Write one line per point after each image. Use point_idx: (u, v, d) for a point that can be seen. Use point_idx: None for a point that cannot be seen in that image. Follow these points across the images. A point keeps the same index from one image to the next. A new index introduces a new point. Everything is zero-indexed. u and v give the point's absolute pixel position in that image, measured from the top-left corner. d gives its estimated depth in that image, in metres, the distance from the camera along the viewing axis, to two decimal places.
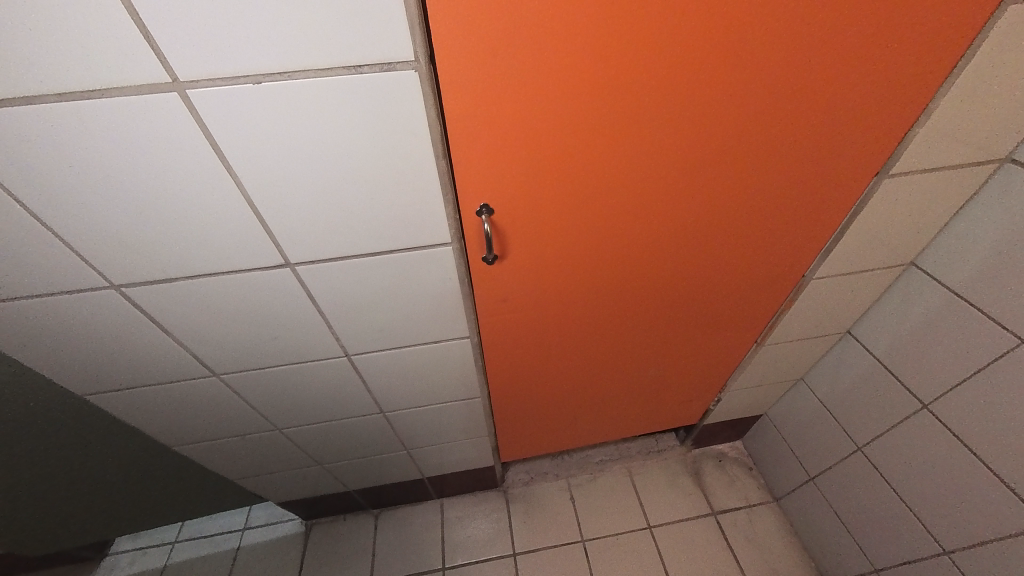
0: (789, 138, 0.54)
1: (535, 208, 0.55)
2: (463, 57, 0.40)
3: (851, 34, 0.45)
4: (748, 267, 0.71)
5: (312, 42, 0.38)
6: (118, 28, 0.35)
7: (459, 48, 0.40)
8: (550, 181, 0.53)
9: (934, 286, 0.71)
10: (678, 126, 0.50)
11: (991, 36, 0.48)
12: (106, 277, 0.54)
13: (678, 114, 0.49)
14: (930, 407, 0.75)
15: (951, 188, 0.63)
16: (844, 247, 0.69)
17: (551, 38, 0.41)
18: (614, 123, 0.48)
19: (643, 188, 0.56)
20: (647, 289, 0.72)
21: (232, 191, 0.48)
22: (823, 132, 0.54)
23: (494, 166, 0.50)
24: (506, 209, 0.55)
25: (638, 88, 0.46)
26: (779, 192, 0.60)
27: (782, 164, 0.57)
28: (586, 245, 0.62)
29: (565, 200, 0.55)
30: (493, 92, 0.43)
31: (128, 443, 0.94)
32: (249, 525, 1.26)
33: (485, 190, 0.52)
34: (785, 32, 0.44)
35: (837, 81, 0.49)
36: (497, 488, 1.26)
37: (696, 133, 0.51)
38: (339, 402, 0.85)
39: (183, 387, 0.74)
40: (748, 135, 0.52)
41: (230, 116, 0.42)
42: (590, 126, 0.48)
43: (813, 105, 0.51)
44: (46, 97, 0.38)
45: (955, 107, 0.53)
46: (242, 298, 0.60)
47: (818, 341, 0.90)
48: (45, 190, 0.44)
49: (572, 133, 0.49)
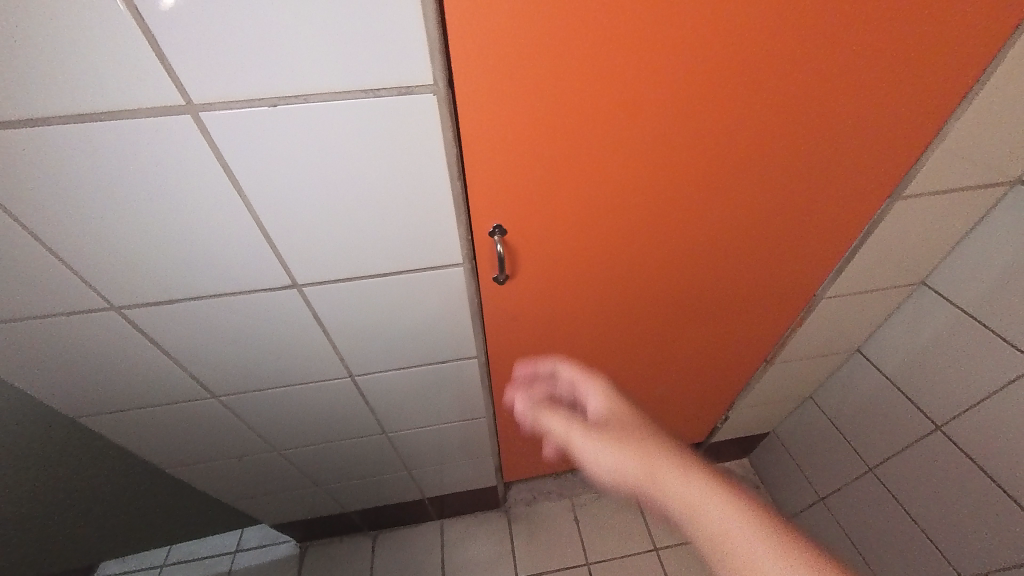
0: (798, 153, 0.53)
1: (550, 226, 0.55)
2: (483, 82, 0.41)
3: (864, 59, 0.46)
4: (760, 286, 0.71)
5: (332, 67, 0.38)
6: (132, 48, 0.35)
7: (480, 73, 0.40)
8: (565, 200, 0.52)
9: (945, 306, 0.72)
10: (684, 142, 0.50)
11: (1005, 62, 0.49)
12: (106, 298, 0.53)
13: (683, 130, 0.49)
14: (942, 429, 0.74)
15: (962, 209, 0.63)
16: (857, 266, 0.69)
17: (570, 64, 0.41)
18: (623, 140, 0.48)
19: (657, 205, 0.56)
20: (658, 306, 0.71)
21: (242, 213, 0.47)
22: (833, 148, 0.54)
23: (510, 186, 0.49)
24: (519, 229, 0.54)
25: (648, 106, 0.46)
26: (793, 210, 0.60)
27: (793, 179, 0.56)
28: (597, 261, 0.61)
29: (577, 218, 0.55)
30: (511, 116, 0.43)
31: (119, 466, 0.90)
32: (242, 547, 1.23)
33: (500, 212, 0.52)
34: (801, 56, 0.45)
35: (851, 104, 0.50)
36: (499, 508, 1.23)
37: (713, 151, 0.51)
38: (341, 423, 0.83)
39: (180, 409, 0.73)
40: (755, 150, 0.52)
41: (245, 138, 0.41)
42: (602, 143, 0.48)
43: (822, 120, 0.51)
44: (54, 120, 0.37)
45: (970, 130, 0.54)
46: (247, 320, 0.59)
47: (828, 359, 0.89)
48: (46, 213, 0.43)
49: (582, 152, 0.48)
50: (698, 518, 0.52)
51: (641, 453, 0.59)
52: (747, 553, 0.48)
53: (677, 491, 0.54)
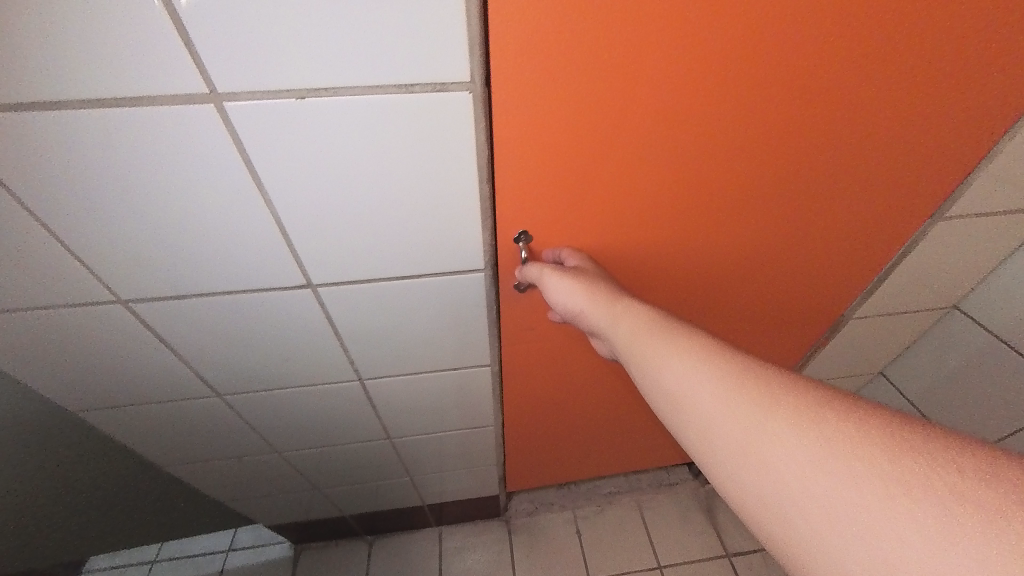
0: (841, 156, 0.50)
1: (577, 232, 0.52)
2: (521, 86, 0.39)
3: (922, 70, 0.43)
4: (790, 298, 0.68)
5: (366, 60, 0.36)
6: (159, 34, 0.33)
7: (519, 76, 0.38)
8: (595, 203, 0.50)
9: (979, 332, 0.71)
10: (721, 141, 0.46)
11: None
12: (112, 291, 0.51)
13: (722, 130, 0.45)
14: None
15: (996, 232, 0.62)
16: (889, 286, 0.67)
17: (613, 69, 0.39)
18: (657, 141, 0.45)
19: (690, 207, 0.52)
20: (681, 311, 0.67)
21: (260, 209, 0.45)
22: (878, 156, 0.51)
23: (539, 191, 0.47)
24: (546, 236, 0.52)
25: (688, 108, 0.43)
26: (831, 220, 0.57)
27: (833, 184, 0.53)
28: (621, 267, 0.58)
29: (604, 222, 0.52)
30: (548, 120, 0.42)
31: (114, 463, 0.88)
32: (235, 547, 1.20)
33: (527, 218, 0.50)
34: (857, 62, 0.42)
35: (902, 113, 0.47)
36: (499, 518, 1.20)
37: (755, 150, 0.48)
38: (346, 426, 0.80)
39: (182, 407, 0.71)
40: (795, 151, 0.49)
41: (269, 132, 0.39)
42: (635, 143, 0.45)
43: (869, 123, 0.47)
44: (70, 104, 0.36)
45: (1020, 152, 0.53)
46: (256, 319, 0.57)
47: (850, 381, 0.87)
48: (55, 201, 0.42)
49: (615, 154, 0.45)
50: (639, 348, 0.44)
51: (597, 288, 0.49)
52: (687, 383, 0.39)
53: (622, 331, 0.46)
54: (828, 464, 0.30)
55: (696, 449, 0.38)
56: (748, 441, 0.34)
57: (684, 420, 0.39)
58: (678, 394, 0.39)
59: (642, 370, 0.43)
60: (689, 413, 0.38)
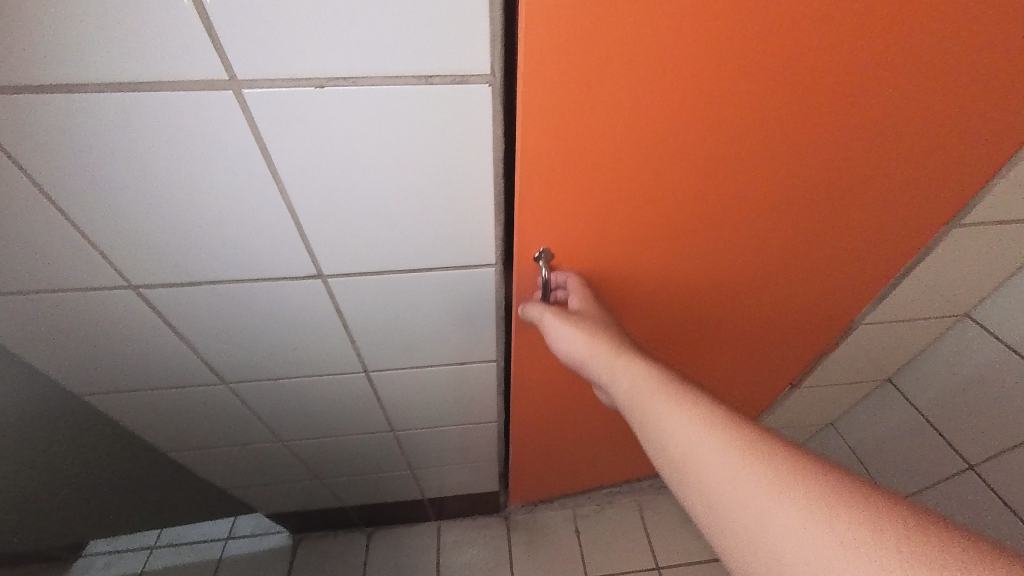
0: (877, 171, 0.47)
1: (596, 256, 0.51)
2: (548, 102, 0.36)
3: (965, 88, 0.41)
4: (807, 312, 0.67)
5: (386, 51, 0.36)
6: (180, 18, 0.33)
7: (547, 91, 0.35)
8: (614, 231, 0.48)
9: (990, 341, 0.71)
10: (754, 159, 0.43)
11: None
12: (122, 275, 0.51)
13: (756, 148, 0.42)
14: (976, 468, 0.76)
15: (1012, 240, 0.61)
16: (901, 293, 0.67)
17: (645, 91, 0.36)
18: (687, 160, 0.42)
19: (713, 225, 0.50)
20: (700, 323, 0.65)
21: (274, 197, 0.45)
22: (915, 169, 0.48)
23: (560, 214, 0.45)
24: (567, 254, 0.50)
25: (722, 126, 0.40)
26: (857, 236, 0.55)
27: (866, 198, 0.50)
28: (641, 281, 0.56)
29: (621, 250, 0.51)
30: (577, 134, 0.39)
31: (118, 447, 0.89)
32: (234, 534, 1.21)
33: (548, 236, 0.48)
34: (895, 86, 0.39)
35: (945, 127, 0.44)
36: (498, 514, 1.21)
37: (787, 168, 0.45)
38: (350, 418, 0.81)
39: (188, 394, 0.71)
40: (831, 167, 0.46)
41: (287, 120, 0.39)
42: (665, 162, 0.42)
43: (911, 137, 0.44)
44: (90, 87, 0.36)
45: None
46: (266, 307, 0.57)
47: (857, 386, 0.88)
48: (72, 185, 0.42)
49: (642, 174, 0.43)
50: (637, 404, 0.43)
51: (597, 338, 0.49)
52: (681, 439, 0.39)
53: (621, 386, 0.46)
54: (837, 550, 0.30)
55: (692, 511, 0.38)
56: (752, 517, 0.33)
57: (689, 492, 0.37)
58: (682, 463, 0.38)
59: (641, 425, 0.43)
60: (686, 473, 0.38)
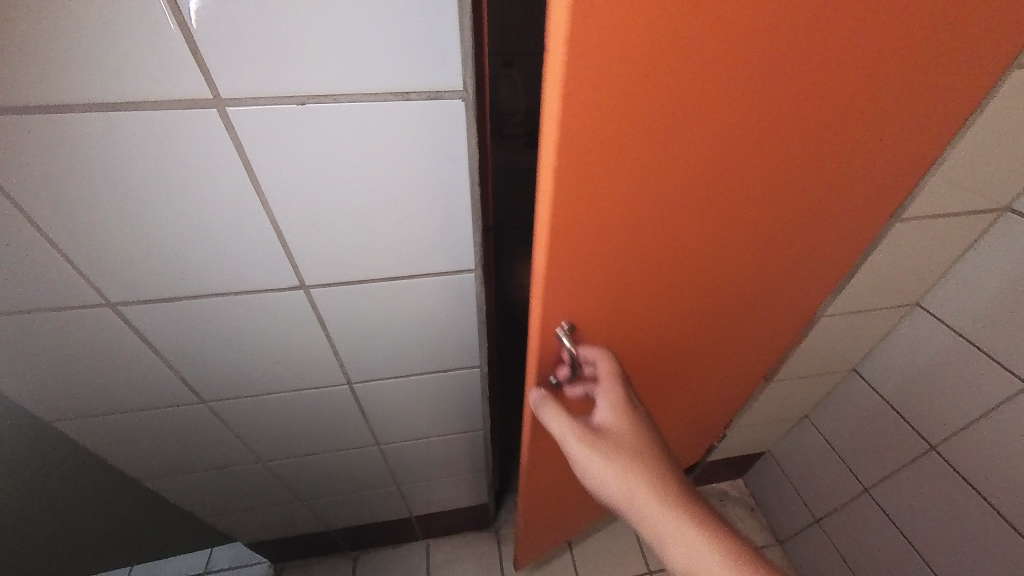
0: (859, 188, 0.51)
1: (613, 303, 0.50)
2: (573, 166, 0.35)
3: (926, 112, 0.45)
4: (796, 316, 0.71)
5: (364, 70, 0.38)
6: (166, 41, 0.35)
7: (572, 153, 0.34)
8: (630, 276, 0.48)
9: (940, 327, 0.76)
10: (760, 193, 0.44)
11: (1000, 96, 0.52)
12: (101, 293, 0.51)
13: (761, 183, 0.43)
14: (937, 449, 0.79)
15: (950, 233, 0.67)
16: (856, 285, 0.72)
17: (666, 142, 0.36)
18: (701, 202, 0.42)
19: (722, 256, 0.51)
20: (706, 344, 0.66)
21: (257, 211, 0.46)
22: (889, 179, 0.52)
23: (583, 273, 0.45)
24: (586, 307, 0.49)
25: (733, 167, 0.40)
26: (841, 245, 0.59)
27: (850, 210, 0.54)
28: (654, 319, 0.56)
29: (637, 296, 0.50)
30: (601, 192, 0.38)
31: (86, 478, 0.85)
32: (212, 568, 1.16)
33: (570, 294, 0.46)
34: (879, 111, 0.42)
35: (914, 141, 0.48)
36: (489, 528, 1.20)
37: (788, 197, 0.47)
38: (334, 433, 0.80)
39: (167, 415, 0.70)
40: (824, 190, 0.48)
41: (268, 133, 0.41)
42: (682, 206, 0.42)
43: (888, 153, 0.48)
44: (76, 107, 0.37)
45: (965, 158, 0.57)
46: (248, 321, 0.58)
47: (825, 377, 0.92)
48: (53, 204, 0.42)
49: (662, 219, 0.43)
50: None
51: (638, 480, 0.49)
52: None
53: (678, 560, 0.46)
54: None
55: None
56: None
57: None
58: None
59: None
60: None
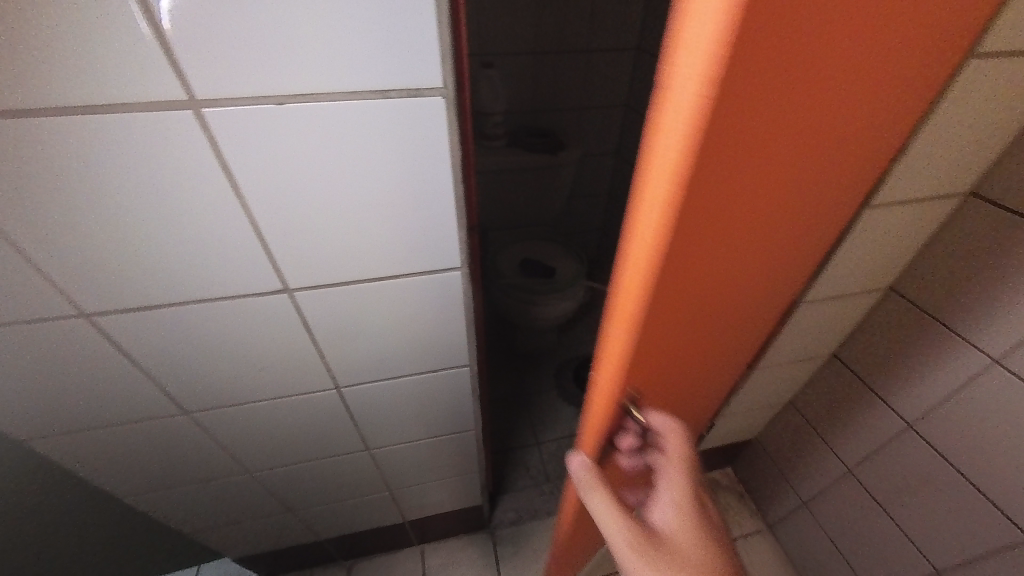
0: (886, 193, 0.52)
1: (683, 346, 0.47)
2: (680, 225, 0.31)
3: None
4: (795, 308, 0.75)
5: (343, 70, 0.38)
6: (138, 42, 0.34)
7: (685, 213, 0.30)
8: (704, 314, 0.44)
9: (912, 309, 0.79)
10: (821, 217, 0.43)
11: (959, 86, 0.54)
12: (74, 304, 0.49)
13: (825, 206, 0.42)
14: (915, 427, 0.82)
15: (917, 218, 0.70)
16: (832, 272, 0.74)
17: (767, 183, 0.33)
18: (776, 234, 0.40)
19: (779, 278, 0.49)
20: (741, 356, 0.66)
21: (238, 214, 0.46)
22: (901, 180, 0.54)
23: (664, 328, 0.41)
24: (660, 359, 0.45)
25: (810, 195, 0.39)
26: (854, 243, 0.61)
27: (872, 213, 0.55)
28: (710, 347, 0.53)
29: (702, 334, 0.48)
30: (698, 247, 0.34)
31: (62, 500, 0.82)
32: None
33: (650, 350, 0.42)
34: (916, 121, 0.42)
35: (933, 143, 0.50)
36: (484, 529, 1.20)
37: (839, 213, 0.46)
38: (323, 439, 0.79)
39: (147, 429, 0.68)
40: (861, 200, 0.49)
41: (246, 133, 0.40)
42: (761, 241, 0.40)
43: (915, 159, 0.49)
44: (43, 111, 0.36)
45: (928, 145, 0.60)
46: (231, 328, 0.57)
47: (806, 362, 0.95)
48: (20, 213, 0.41)
49: (742, 257, 0.40)
50: None
51: None
52: None
53: None
54: None
55: None
56: None
57: None
58: None
59: None
60: None
